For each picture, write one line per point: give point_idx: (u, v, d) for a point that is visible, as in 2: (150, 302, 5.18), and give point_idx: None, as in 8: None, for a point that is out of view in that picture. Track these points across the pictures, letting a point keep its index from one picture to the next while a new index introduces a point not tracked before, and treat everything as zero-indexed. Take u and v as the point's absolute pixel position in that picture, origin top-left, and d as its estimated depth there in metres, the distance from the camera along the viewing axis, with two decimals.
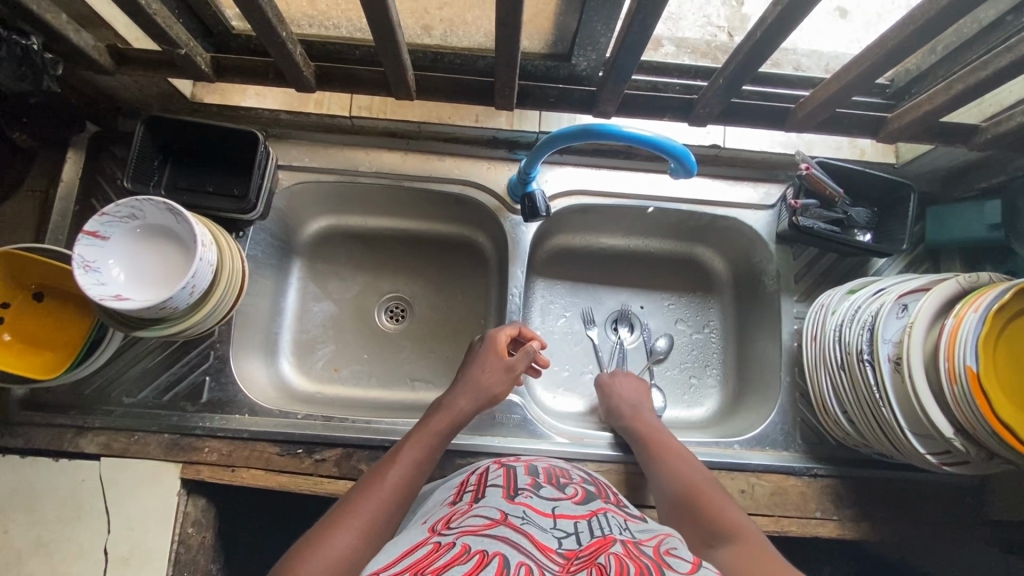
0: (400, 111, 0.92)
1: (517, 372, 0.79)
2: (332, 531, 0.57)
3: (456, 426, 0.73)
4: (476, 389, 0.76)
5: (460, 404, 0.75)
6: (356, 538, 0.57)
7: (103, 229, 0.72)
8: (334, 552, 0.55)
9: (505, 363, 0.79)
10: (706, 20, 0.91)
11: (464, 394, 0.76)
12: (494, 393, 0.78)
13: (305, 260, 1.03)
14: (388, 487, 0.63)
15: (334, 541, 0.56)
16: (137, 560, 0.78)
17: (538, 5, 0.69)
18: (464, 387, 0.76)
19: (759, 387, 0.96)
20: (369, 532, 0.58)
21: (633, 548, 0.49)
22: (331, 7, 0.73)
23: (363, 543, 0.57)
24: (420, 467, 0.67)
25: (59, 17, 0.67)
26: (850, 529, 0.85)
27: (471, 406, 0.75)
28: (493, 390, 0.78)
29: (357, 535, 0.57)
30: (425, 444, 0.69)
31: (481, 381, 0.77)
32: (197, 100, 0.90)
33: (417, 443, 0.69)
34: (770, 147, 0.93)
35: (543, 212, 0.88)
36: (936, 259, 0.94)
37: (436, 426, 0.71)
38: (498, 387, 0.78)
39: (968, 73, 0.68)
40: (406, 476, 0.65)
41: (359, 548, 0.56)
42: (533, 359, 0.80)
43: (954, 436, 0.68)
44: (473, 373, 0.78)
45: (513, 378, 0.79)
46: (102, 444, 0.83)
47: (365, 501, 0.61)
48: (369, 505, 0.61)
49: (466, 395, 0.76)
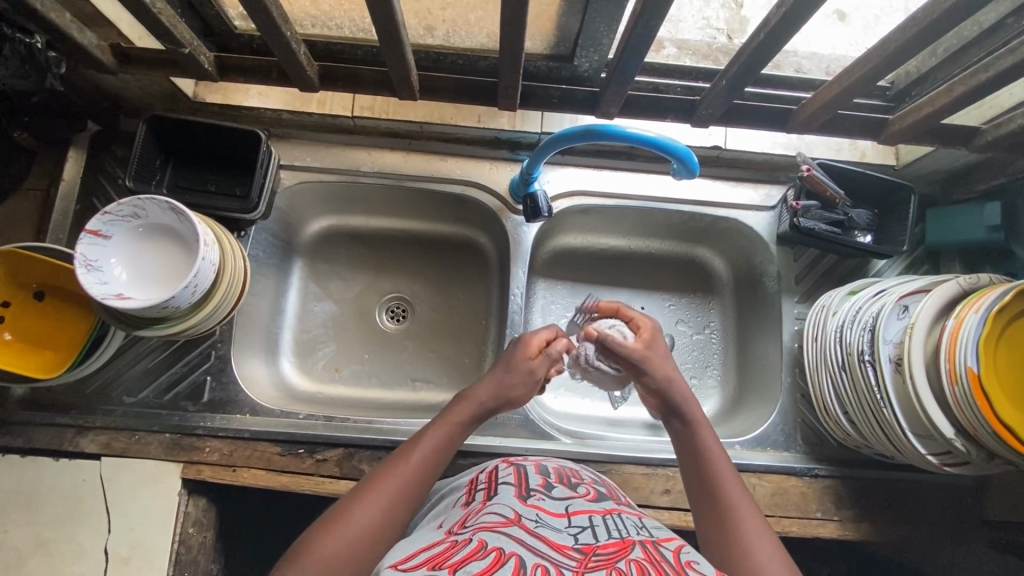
0: (402, 111, 0.92)
1: (538, 377, 0.77)
2: (353, 509, 0.57)
3: (476, 418, 0.71)
4: (497, 384, 0.73)
5: (481, 396, 0.72)
6: (379, 517, 0.58)
7: (104, 228, 0.72)
8: (356, 528, 0.56)
9: (528, 366, 0.75)
10: (705, 22, 0.93)
11: (487, 386, 0.73)
12: (512, 398, 0.74)
13: (306, 260, 1.03)
14: (410, 468, 0.62)
15: (355, 518, 0.57)
16: (136, 560, 0.78)
17: (541, 5, 0.68)
18: (487, 379, 0.74)
19: (760, 389, 0.96)
20: (390, 512, 0.59)
21: (653, 552, 0.49)
22: (335, 6, 0.73)
23: (384, 523, 0.57)
24: (440, 452, 0.65)
25: (63, 16, 0.67)
26: (850, 529, 0.85)
27: (491, 400, 0.72)
28: (513, 393, 0.74)
29: (378, 512, 0.58)
30: (447, 430, 0.68)
31: (503, 378, 0.74)
32: (198, 100, 0.90)
33: (439, 432, 0.67)
34: (771, 149, 0.93)
35: (545, 213, 0.88)
36: (936, 261, 0.94)
37: (459, 417, 0.69)
38: (515, 391, 0.74)
39: (968, 77, 0.68)
40: (425, 462, 0.64)
41: (378, 530, 0.57)
42: (552, 365, 0.78)
43: (955, 436, 0.68)
44: (498, 369, 0.75)
45: (534, 381, 0.76)
46: (103, 443, 0.83)
47: (387, 481, 0.61)
48: (390, 486, 0.60)
49: (486, 386, 0.73)
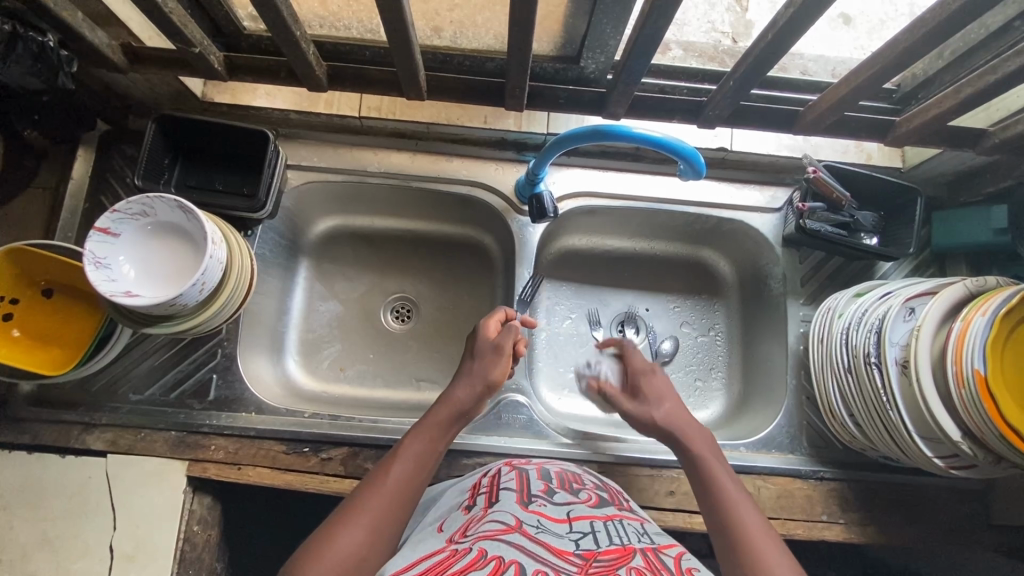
0: (409, 111, 0.93)
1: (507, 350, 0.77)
2: (337, 530, 0.58)
3: (457, 416, 0.71)
4: (468, 377, 0.75)
5: (456, 393, 0.73)
6: (364, 534, 0.57)
7: (114, 227, 0.72)
8: (343, 548, 0.56)
9: (491, 343, 0.77)
10: (710, 26, 0.93)
11: (462, 384, 0.74)
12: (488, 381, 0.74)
13: (311, 260, 1.03)
14: (392, 483, 0.63)
15: (341, 538, 0.57)
16: (142, 557, 0.78)
17: (549, 7, 0.69)
18: (461, 378, 0.75)
19: (766, 391, 0.96)
20: (376, 527, 0.59)
21: (653, 560, 0.49)
22: (343, 7, 0.74)
23: (371, 539, 0.57)
24: (422, 460, 0.66)
25: (75, 15, 0.68)
26: (856, 533, 0.85)
27: (468, 395, 0.73)
28: (488, 375, 0.74)
29: (365, 529, 0.58)
30: (428, 436, 0.68)
31: (473, 369, 0.75)
32: (206, 99, 0.91)
33: (419, 436, 0.68)
34: (776, 151, 0.94)
35: (551, 213, 0.88)
36: (942, 263, 0.94)
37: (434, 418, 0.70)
38: (491, 371, 0.75)
39: (977, 78, 0.68)
40: (409, 472, 0.64)
41: (365, 546, 0.57)
42: (517, 335, 0.78)
43: (962, 439, 0.68)
44: (468, 364, 0.76)
45: (504, 357, 0.76)
46: (109, 440, 0.83)
47: (371, 499, 0.61)
48: (375, 504, 0.61)
49: (460, 384, 0.74)
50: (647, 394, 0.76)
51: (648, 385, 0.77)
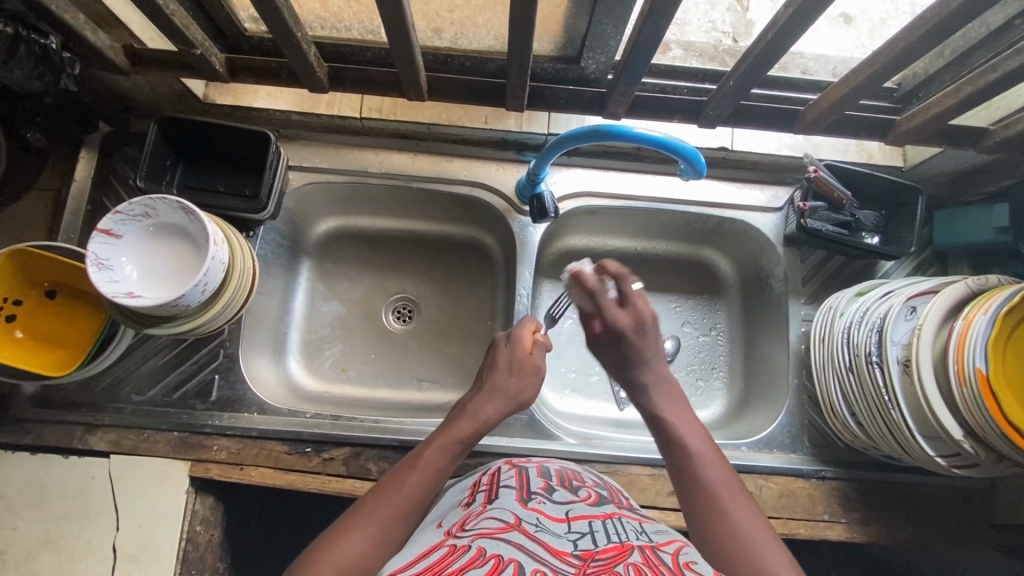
0: (410, 112, 0.93)
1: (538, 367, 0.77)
2: (340, 534, 0.56)
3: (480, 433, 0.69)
4: (503, 394, 0.73)
5: (485, 410, 0.70)
6: (369, 545, 0.55)
7: (115, 228, 0.73)
8: (345, 554, 0.54)
9: (532, 362, 0.76)
10: (711, 25, 0.93)
11: (492, 400, 0.71)
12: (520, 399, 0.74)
13: (313, 261, 1.03)
14: (405, 493, 0.60)
15: (343, 543, 0.55)
16: (145, 557, 0.78)
17: (549, 7, 0.69)
18: (492, 392, 0.72)
19: (768, 390, 0.96)
20: (383, 538, 0.56)
21: (651, 557, 0.49)
22: (344, 8, 0.73)
23: (375, 550, 0.55)
24: (440, 475, 0.63)
25: (78, 18, 0.68)
26: (858, 532, 0.85)
27: (495, 412, 0.71)
28: (520, 395, 0.74)
29: (370, 538, 0.56)
30: (451, 448, 0.66)
31: (508, 386, 0.73)
32: (208, 101, 0.91)
33: (442, 448, 0.65)
34: (778, 150, 0.94)
35: (551, 213, 0.88)
36: (943, 262, 0.94)
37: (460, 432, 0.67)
38: (524, 393, 0.74)
39: (976, 77, 0.68)
40: (428, 483, 0.62)
41: (370, 554, 0.55)
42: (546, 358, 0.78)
43: (964, 438, 0.68)
44: (504, 376, 0.74)
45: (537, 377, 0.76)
46: (112, 441, 0.83)
47: (378, 506, 0.59)
48: (382, 513, 0.58)
49: (490, 400, 0.71)
50: (622, 364, 0.74)
51: (622, 354, 0.74)
